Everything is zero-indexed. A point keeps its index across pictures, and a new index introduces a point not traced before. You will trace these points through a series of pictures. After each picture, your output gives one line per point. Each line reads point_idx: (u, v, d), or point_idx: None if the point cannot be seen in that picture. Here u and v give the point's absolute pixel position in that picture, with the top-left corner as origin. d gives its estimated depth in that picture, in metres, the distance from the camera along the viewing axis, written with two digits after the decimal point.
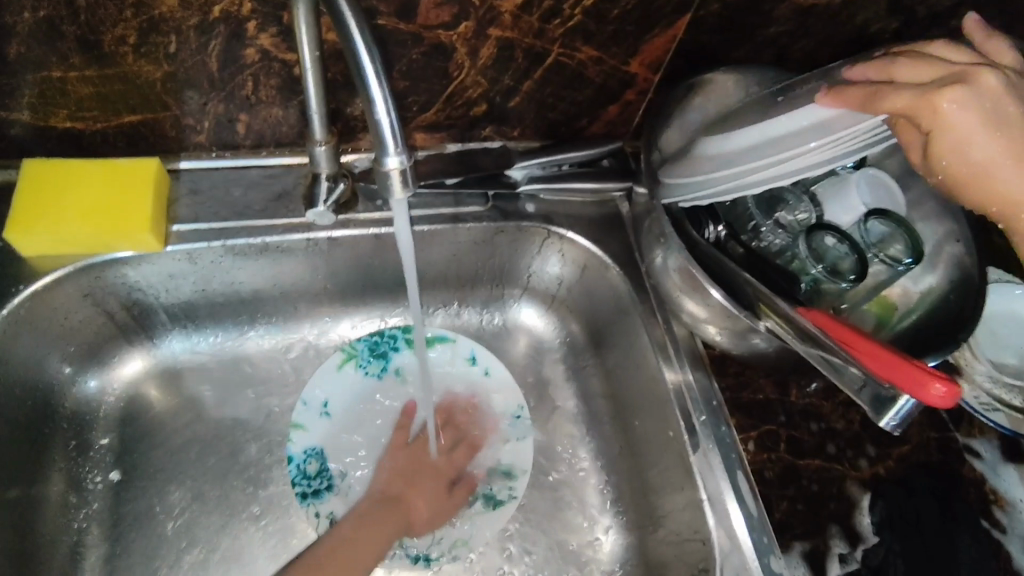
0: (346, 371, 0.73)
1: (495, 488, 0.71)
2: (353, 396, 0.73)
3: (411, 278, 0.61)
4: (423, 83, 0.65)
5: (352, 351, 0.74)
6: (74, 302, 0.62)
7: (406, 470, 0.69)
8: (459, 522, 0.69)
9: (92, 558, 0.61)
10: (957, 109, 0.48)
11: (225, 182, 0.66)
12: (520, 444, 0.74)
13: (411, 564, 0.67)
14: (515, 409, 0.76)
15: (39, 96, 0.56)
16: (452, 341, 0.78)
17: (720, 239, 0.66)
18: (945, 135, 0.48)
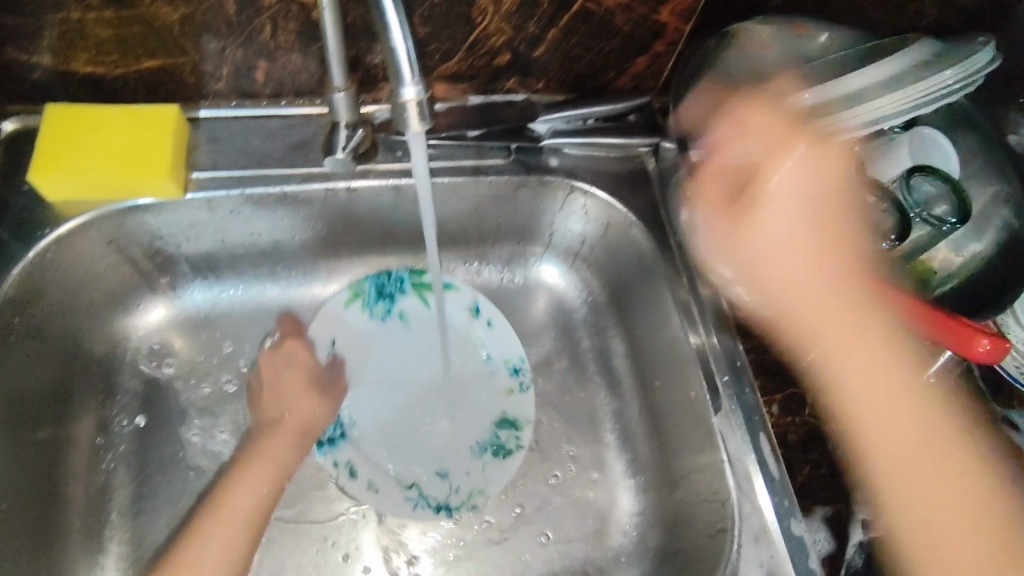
0: (353, 310, 0.73)
1: (502, 437, 0.71)
2: (352, 336, 0.73)
3: (428, 225, 0.60)
4: (445, 30, 0.63)
5: (359, 291, 0.73)
6: (98, 248, 0.62)
7: (276, 399, 0.66)
8: (472, 472, 0.69)
9: (119, 498, 0.63)
10: (779, 186, 0.60)
11: (244, 131, 0.66)
12: (523, 397, 0.73)
13: (433, 514, 0.67)
14: (517, 360, 0.74)
15: (60, 39, 0.55)
16: (456, 289, 0.76)
17: (752, 197, 0.62)
18: (765, 197, 0.61)
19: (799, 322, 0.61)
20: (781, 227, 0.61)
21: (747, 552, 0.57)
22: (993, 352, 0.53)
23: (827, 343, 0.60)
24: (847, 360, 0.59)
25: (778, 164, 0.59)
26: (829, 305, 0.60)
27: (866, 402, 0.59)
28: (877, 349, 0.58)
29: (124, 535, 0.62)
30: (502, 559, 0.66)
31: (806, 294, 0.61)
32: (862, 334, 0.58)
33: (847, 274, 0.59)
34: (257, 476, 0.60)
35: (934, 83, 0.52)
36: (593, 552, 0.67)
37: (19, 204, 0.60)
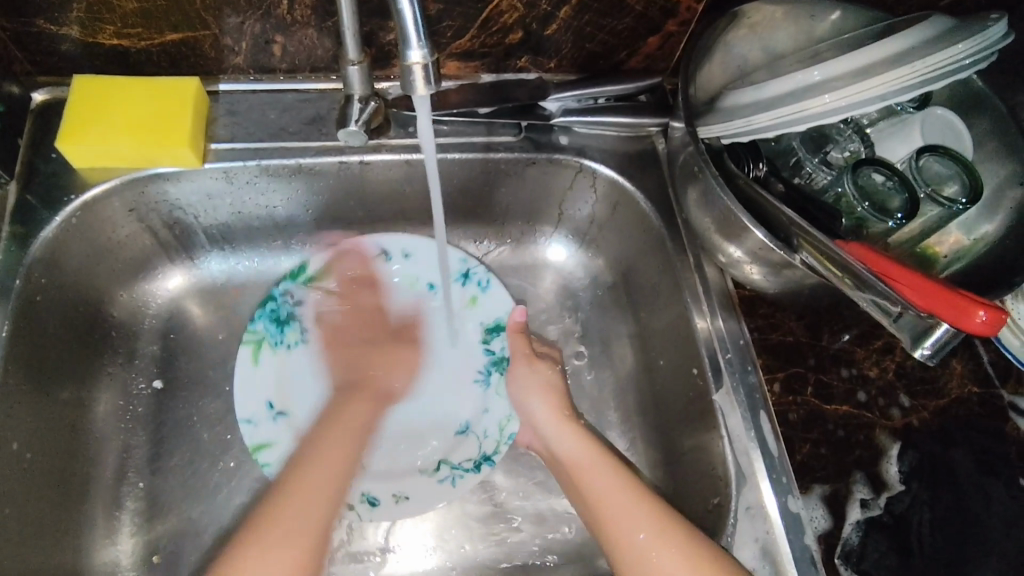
0: (264, 361, 0.68)
1: (494, 349, 0.72)
2: (275, 373, 0.68)
3: (435, 193, 0.60)
4: (458, 7, 0.63)
5: (255, 337, 0.68)
6: (120, 216, 0.65)
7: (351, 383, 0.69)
8: (491, 405, 0.70)
9: (137, 457, 0.66)
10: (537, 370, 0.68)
11: (261, 105, 0.67)
12: (489, 296, 0.73)
13: (478, 471, 0.67)
14: (460, 267, 0.73)
15: (87, 11, 0.57)
16: (351, 251, 0.72)
17: (761, 177, 0.62)
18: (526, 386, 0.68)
19: (572, 473, 0.62)
20: (540, 409, 0.66)
21: (743, 526, 0.58)
22: (990, 324, 0.47)
23: (614, 520, 0.57)
24: (620, 523, 0.57)
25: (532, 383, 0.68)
26: (597, 475, 0.60)
27: (627, 543, 0.56)
28: (634, 508, 0.57)
29: (141, 492, 0.65)
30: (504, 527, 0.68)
31: (543, 432, 0.66)
32: (628, 502, 0.57)
33: (607, 455, 0.62)
34: (318, 467, 0.59)
35: (947, 58, 0.52)
36: None
37: (48, 171, 0.62)
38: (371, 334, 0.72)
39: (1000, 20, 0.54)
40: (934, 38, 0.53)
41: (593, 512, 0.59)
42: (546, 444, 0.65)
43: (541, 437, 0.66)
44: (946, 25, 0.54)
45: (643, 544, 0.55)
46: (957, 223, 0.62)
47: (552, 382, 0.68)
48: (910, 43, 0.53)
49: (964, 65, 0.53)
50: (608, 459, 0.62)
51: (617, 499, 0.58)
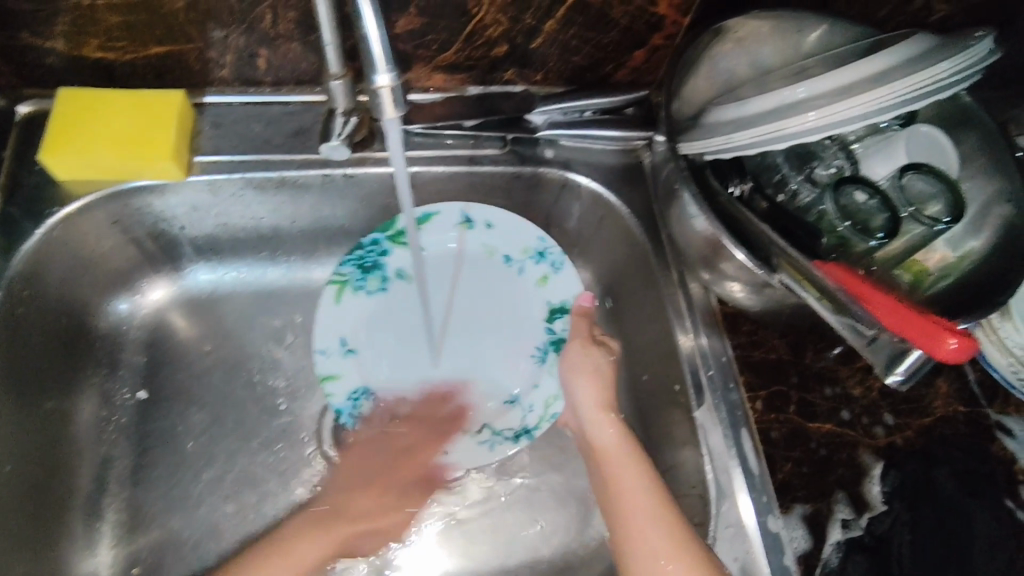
0: (347, 301, 0.68)
1: (556, 329, 0.70)
2: (360, 312, 0.68)
3: (404, 194, 0.60)
4: (441, 21, 0.63)
5: (341, 278, 0.68)
6: (104, 228, 0.65)
7: (336, 494, 0.66)
8: (542, 381, 0.67)
9: (119, 467, 0.66)
10: (591, 355, 0.65)
11: (246, 117, 0.68)
12: (560, 275, 0.70)
13: (514, 444, 0.64)
14: (536, 244, 0.71)
15: (72, 25, 0.58)
16: (436, 216, 0.71)
17: (745, 194, 0.62)
18: (576, 370, 0.65)
19: (598, 462, 0.61)
20: (583, 394, 0.64)
21: (721, 544, 0.57)
22: (962, 351, 0.47)
23: (631, 523, 0.56)
24: (639, 525, 0.55)
25: (576, 368, 0.65)
26: (622, 467, 0.59)
27: (644, 545, 0.54)
28: (658, 510, 0.55)
29: (122, 503, 0.65)
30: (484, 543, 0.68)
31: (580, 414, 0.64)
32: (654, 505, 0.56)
33: (636, 451, 0.60)
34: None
35: (929, 77, 0.52)
36: (574, 542, 0.68)
37: (32, 183, 0.62)
38: (446, 290, 0.71)
39: (985, 37, 0.54)
40: (918, 56, 0.53)
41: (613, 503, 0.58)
42: (583, 430, 0.64)
43: (576, 420, 0.64)
44: (931, 42, 0.54)
45: (656, 549, 0.53)
46: (942, 240, 0.61)
47: (602, 367, 0.65)
48: (893, 61, 0.53)
49: (944, 86, 0.52)
50: (637, 454, 0.60)
51: (644, 500, 0.56)
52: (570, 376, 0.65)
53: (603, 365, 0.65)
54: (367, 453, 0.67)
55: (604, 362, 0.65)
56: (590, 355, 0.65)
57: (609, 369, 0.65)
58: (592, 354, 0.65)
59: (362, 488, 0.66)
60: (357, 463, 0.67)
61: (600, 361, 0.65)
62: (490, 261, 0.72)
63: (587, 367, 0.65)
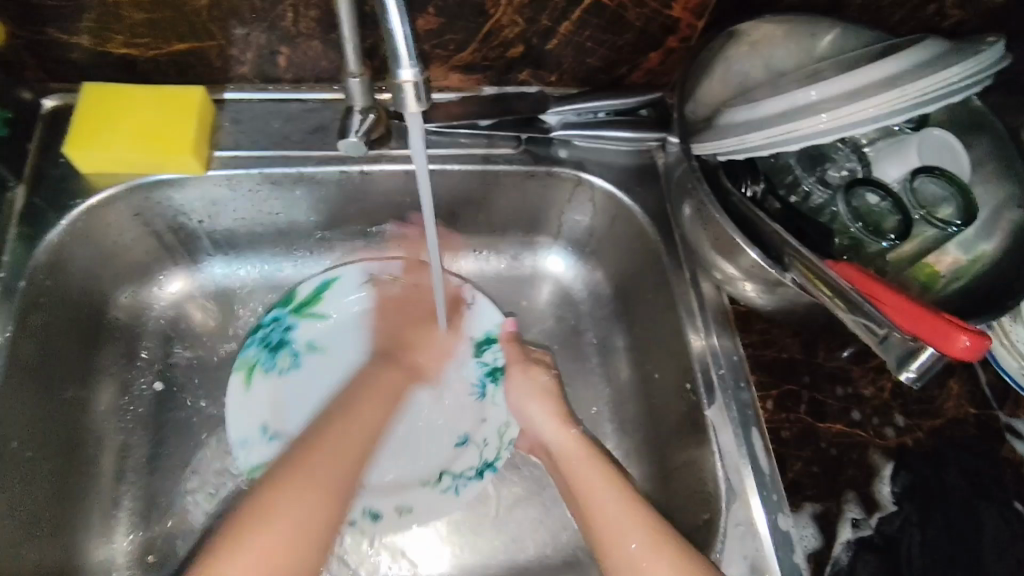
0: (257, 385, 0.69)
1: (488, 359, 0.73)
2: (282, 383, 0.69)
3: (426, 212, 0.61)
4: (459, 21, 0.64)
5: (247, 362, 0.69)
6: (125, 220, 0.66)
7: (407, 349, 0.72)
8: (489, 416, 0.71)
9: (135, 457, 0.67)
10: (534, 375, 0.70)
11: (266, 114, 0.69)
12: (478, 308, 0.74)
13: (480, 478, 0.69)
14: (442, 286, 0.74)
15: (97, 21, 0.59)
16: (335, 281, 0.74)
17: (757, 196, 0.63)
18: (525, 395, 0.69)
19: (559, 459, 0.65)
20: (538, 414, 0.68)
21: (732, 540, 0.58)
22: (973, 350, 0.48)
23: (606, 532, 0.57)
24: (615, 531, 0.57)
25: (523, 388, 0.69)
26: (595, 477, 0.61)
27: (622, 554, 0.56)
28: (635, 521, 0.57)
29: (138, 493, 0.65)
30: (494, 539, 0.68)
31: (535, 417, 0.68)
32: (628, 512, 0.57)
33: (597, 460, 0.62)
34: (355, 419, 0.63)
35: (941, 81, 0.52)
36: (584, 538, 0.69)
37: (56, 175, 0.64)
38: (365, 349, 0.73)
39: (995, 43, 0.54)
40: (929, 61, 0.53)
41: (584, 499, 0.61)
42: (537, 430, 0.67)
43: (536, 437, 0.68)
44: (941, 48, 0.55)
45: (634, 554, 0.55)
46: (955, 243, 0.60)
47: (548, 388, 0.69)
48: (905, 65, 0.53)
49: (957, 89, 0.53)
50: (599, 459, 0.63)
51: (618, 506, 0.58)
52: (520, 397, 0.69)
53: (547, 383, 0.70)
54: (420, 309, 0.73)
55: (547, 380, 0.70)
56: (535, 372, 0.70)
57: (552, 386, 0.69)
58: (536, 374, 0.70)
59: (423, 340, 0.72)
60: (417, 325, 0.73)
61: (541, 377, 0.70)
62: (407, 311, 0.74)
63: (534, 387, 0.69)
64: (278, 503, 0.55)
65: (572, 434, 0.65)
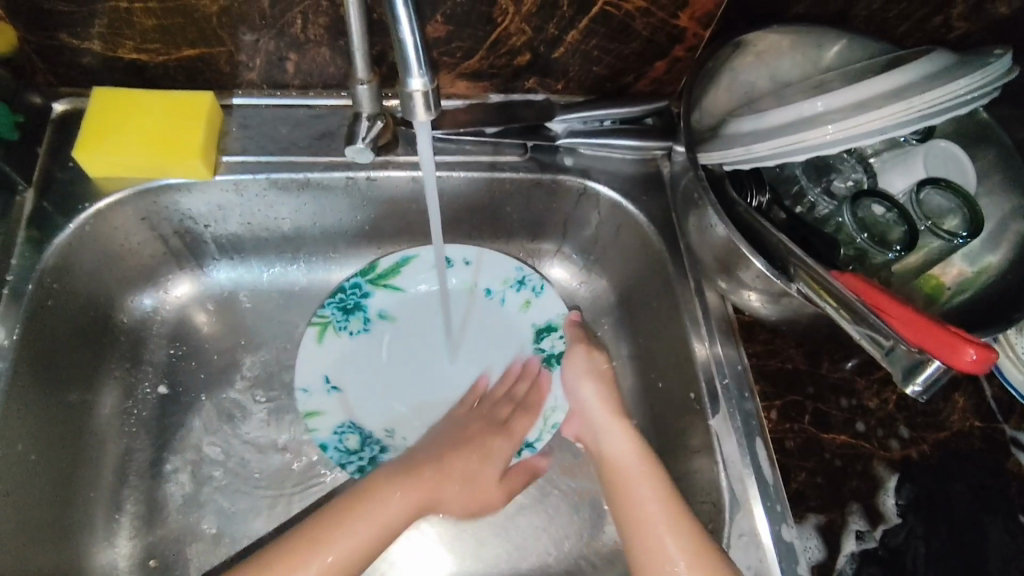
0: (328, 340, 0.70)
1: (545, 346, 0.73)
2: (351, 344, 0.71)
3: (434, 210, 0.62)
4: (467, 29, 0.65)
5: (323, 319, 0.70)
6: (132, 224, 0.66)
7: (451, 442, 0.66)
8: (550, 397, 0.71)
9: (139, 460, 0.67)
10: (593, 361, 0.69)
11: (273, 119, 0.69)
12: (543, 299, 0.74)
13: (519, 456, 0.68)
14: (516, 275, 0.74)
15: (108, 27, 0.59)
16: (415, 259, 0.74)
17: (762, 206, 0.63)
18: (580, 380, 0.68)
19: (601, 443, 0.63)
20: (591, 398, 0.66)
21: (735, 551, 0.57)
22: (981, 363, 0.48)
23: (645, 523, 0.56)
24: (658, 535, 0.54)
25: (579, 372, 0.68)
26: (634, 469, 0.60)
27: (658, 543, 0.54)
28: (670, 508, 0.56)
29: (141, 496, 0.65)
30: (496, 546, 0.68)
31: (586, 399, 0.66)
32: (675, 518, 0.55)
33: (647, 459, 0.60)
34: (348, 540, 0.56)
35: (948, 93, 0.52)
36: (587, 546, 0.68)
37: (64, 179, 0.64)
38: (436, 324, 0.73)
39: (1003, 56, 0.54)
40: (937, 73, 0.54)
41: (621, 486, 0.60)
42: (586, 411, 0.66)
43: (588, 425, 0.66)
44: (948, 60, 0.55)
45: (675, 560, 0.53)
46: (960, 254, 0.61)
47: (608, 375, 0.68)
48: (911, 77, 0.53)
49: (965, 101, 0.53)
50: (645, 454, 0.61)
51: (665, 511, 0.56)
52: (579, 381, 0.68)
53: (604, 370, 0.68)
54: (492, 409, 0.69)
55: (602, 365, 0.68)
56: (596, 359, 0.69)
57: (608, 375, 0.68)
58: (595, 359, 0.69)
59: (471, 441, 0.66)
60: (475, 426, 0.68)
61: (597, 364, 0.69)
62: (476, 297, 0.74)
63: (590, 372, 0.68)
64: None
65: (624, 427, 0.63)
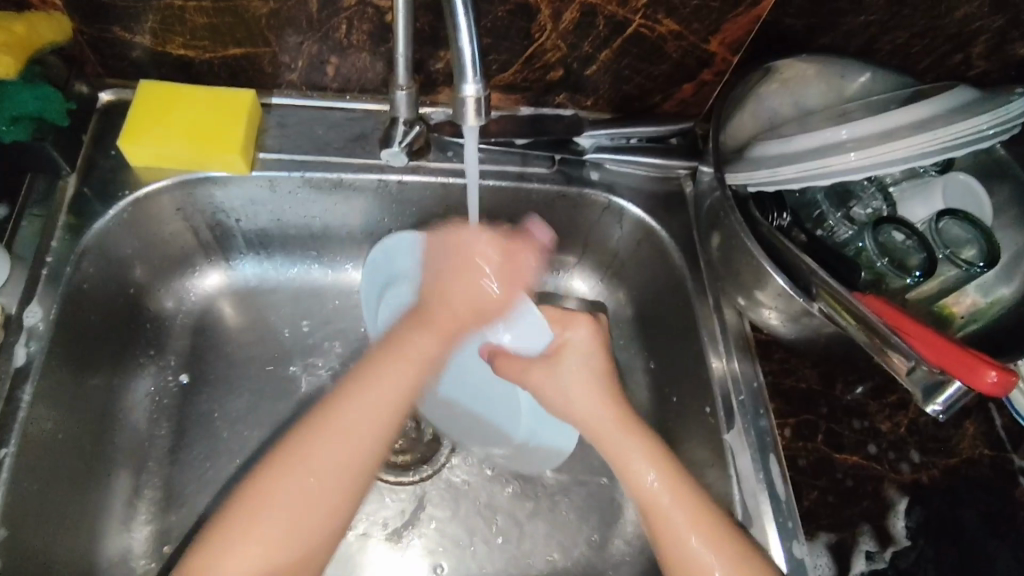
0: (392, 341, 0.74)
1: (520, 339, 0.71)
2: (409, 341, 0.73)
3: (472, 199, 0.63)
4: (506, 42, 0.67)
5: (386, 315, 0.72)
6: (168, 214, 0.68)
7: (407, 328, 0.59)
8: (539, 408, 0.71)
9: (158, 446, 0.68)
10: (572, 340, 0.67)
11: (310, 120, 0.71)
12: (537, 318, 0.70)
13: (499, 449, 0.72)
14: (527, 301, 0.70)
15: (160, 23, 0.61)
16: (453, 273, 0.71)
17: (784, 227, 0.64)
18: (553, 363, 0.67)
19: (606, 444, 0.61)
20: (583, 396, 0.64)
21: None
22: (1001, 384, 0.50)
23: (678, 541, 0.55)
24: (685, 536, 0.54)
25: (568, 351, 0.67)
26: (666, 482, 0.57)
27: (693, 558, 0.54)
28: (701, 524, 0.54)
29: (159, 482, 0.66)
30: (505, 551, 0.69)
31: (585, 410, 0.63)
32: (720, 542, 0.53)
33: (675, 473, 0.58)
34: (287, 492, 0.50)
35: (971, 128, 0.55)
36: (595, 555, 0.69)
37: (106, 166, 0.66)
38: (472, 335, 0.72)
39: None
40: (960, 107, 0.56)
41: (650, 507, 0.57)
42: (600, 429, 0.62)
43: (573, 405, 0.64)
44: (971, 96, 0.57)
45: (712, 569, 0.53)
46: (974, 284, 0.62)
47: (569, 387, 0.65)
48: (936, 110, 0.55)
49: (988, 134, 0.55)
50: (664, 460, 0.59)
51: (698, 527, 0.54)
52: (551, 363, 0.67)
53: (591, 354, 0.66)
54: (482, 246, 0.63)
55: (585, 350, 0.67)
56: (573, 332, 0.68)
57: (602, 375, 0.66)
58: (582, 337, 0.67)
59: (476, 265, 0.62)
60: (443, 286, 0.62)
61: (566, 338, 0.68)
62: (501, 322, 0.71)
63: (577, 359, 0.66)
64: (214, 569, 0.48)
65: (636, 435, 0.60)
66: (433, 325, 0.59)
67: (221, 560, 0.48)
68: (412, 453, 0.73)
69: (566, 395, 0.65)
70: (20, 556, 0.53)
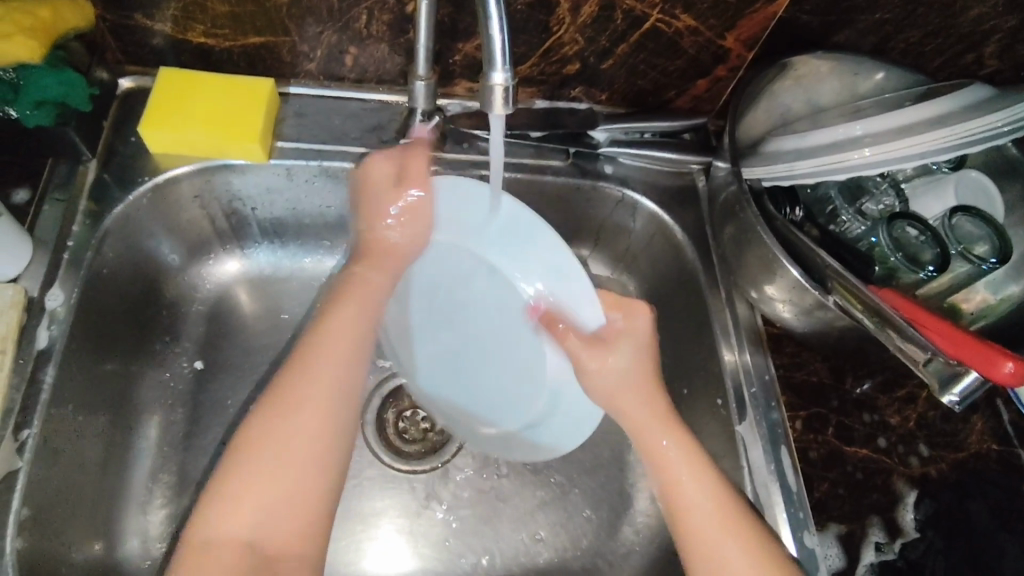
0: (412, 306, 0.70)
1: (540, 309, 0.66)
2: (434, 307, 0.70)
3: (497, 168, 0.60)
4: (523, 35, 0.67)
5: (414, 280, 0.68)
6: (186, 201, 0.68)
7: (349, 262, 0.64)
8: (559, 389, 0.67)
9: (173, 431, 0.68)
10: (632, 324, 0.62)
11: (327, 110, 0.71)
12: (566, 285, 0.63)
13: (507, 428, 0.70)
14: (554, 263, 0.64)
15: (182, 10, 0.61)
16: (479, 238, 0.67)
17: (797, 221, 0.65)
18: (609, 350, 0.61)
19: (653, 446, 0.57)
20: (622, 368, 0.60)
21: None
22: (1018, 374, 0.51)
23: (702, 532, 0.53)
24: (721, 546, 0.53)
25: (630, 342, 0.61)
26: (691, 474, 0.56)
27: (716, 551, 0.53)
28: (727, 519, 0.53)
29: (174, 468, 0.67)
30: (515, 539, 0.70)
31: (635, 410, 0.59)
32: (747, 540, 0.53)
33: (708, 470, 0.56)
34: (269, 448, 0.51)
35: (988, 124, 0.55)
36: (605, 545, 0.70)
37: (126, 153, 0.66)
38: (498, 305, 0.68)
39: None
40: (975, 104, 0.56)
41: (675, 496, 0.56)
42: (636, 415, 0.58)
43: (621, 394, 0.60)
44: (985, 93, 0.57)
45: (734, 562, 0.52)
46: (984, 282, 0.62)
47: (627, 372, 0.60)
48: (951, 107, 0.56)
49: (1003, 131, 0.56)
50: (707, 470, 0.56)
51: (724, 520, 0.53)
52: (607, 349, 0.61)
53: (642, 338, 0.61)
54: (379, 173, 0.63)
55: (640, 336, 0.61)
56: (635, 317, 0.62)
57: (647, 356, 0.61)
58: (637, 323, 0.62)
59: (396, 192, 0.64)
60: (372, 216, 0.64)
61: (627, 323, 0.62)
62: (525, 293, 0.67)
63: (636, 348, 0.61)
64: (225, 521, 0.49)
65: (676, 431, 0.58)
66: (378, 260, 0.63)
67: (224, 518, 0.49)
68: (424, 442, 0.73)
69: (622, 387, 0.60)
70: (40, 537, 0.53)
